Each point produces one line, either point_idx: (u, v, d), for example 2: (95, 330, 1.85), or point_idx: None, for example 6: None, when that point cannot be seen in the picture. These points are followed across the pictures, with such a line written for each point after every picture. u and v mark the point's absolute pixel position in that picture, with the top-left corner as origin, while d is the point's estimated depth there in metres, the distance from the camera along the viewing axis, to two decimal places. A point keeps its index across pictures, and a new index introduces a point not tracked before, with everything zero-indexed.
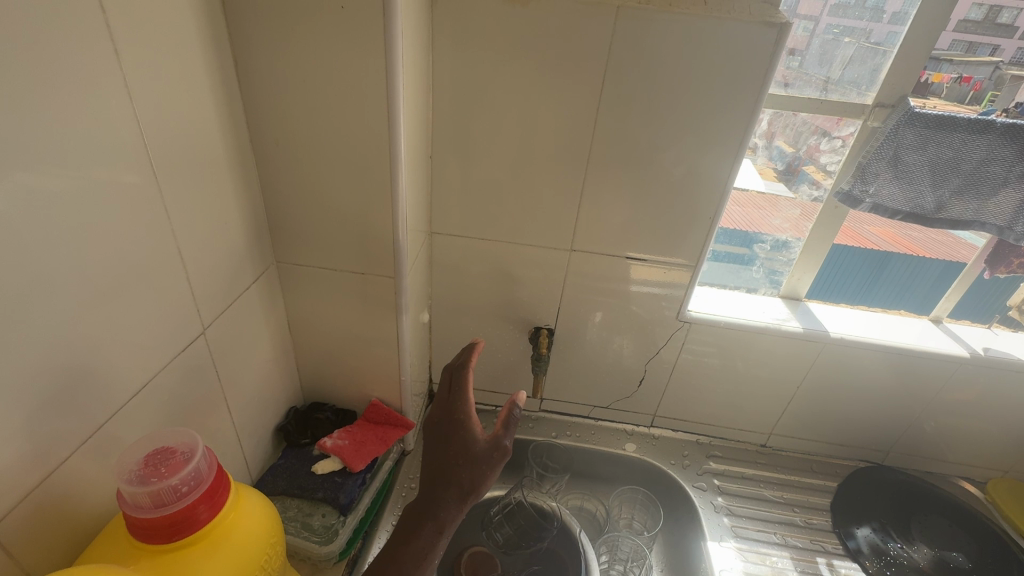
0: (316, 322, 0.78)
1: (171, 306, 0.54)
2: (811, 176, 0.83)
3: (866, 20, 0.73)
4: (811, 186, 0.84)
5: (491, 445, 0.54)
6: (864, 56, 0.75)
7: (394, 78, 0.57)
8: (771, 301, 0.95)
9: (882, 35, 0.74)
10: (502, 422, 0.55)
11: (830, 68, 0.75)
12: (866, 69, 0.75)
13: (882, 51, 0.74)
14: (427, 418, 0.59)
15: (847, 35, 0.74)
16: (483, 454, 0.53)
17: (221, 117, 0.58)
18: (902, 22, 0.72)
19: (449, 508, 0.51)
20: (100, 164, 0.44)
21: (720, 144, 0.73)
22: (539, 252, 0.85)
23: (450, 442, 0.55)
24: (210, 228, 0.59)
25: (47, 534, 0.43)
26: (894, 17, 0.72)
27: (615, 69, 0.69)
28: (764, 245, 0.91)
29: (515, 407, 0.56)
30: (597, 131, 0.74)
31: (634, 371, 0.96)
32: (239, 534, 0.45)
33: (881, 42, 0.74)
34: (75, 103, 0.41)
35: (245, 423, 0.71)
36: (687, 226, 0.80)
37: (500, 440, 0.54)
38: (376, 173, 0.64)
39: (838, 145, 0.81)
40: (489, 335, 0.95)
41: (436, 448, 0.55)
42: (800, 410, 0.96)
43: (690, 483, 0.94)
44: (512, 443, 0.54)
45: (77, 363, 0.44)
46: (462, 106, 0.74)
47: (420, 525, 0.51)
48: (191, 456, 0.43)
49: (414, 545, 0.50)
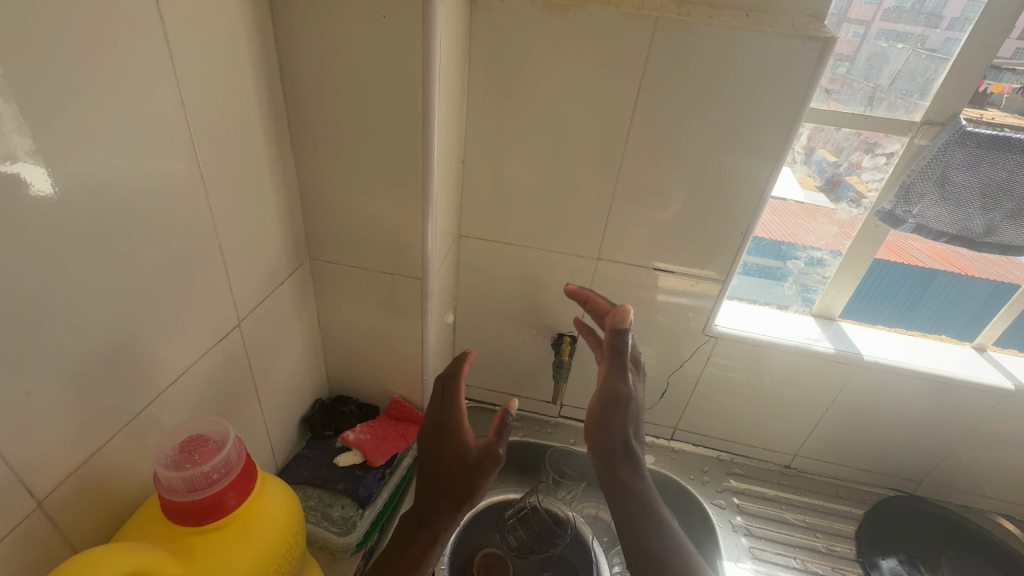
0: (344, 318, 0.80)
1: (211, 297, 0.57)
2: (852, 189, 0.80)
3: (921, 27, 0.70)
4: (851, 202, 0.81)
5: (483, 453, 0.61)
6: (918, 63, 0.71)
7: (431, 83, 0.58)
8: (801, 319, 0.91)
9: (939, 41, 0.70)
10: (494, 431, 0.62)
11: (878, 78, 0.73)
12: (917, 81, 0.72)
13: (936, 58, 0.70)
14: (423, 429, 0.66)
15: (900, 42, 0.71)
16: (476, 462, 0.61)
17: (264, 117, 0.60)
18: (960, 28, 0.68)
19: (445, 512, 0.60)
20: (150, 162, 0.46)
21: (757, 157, 0.72)
22: (566, 258, 0.85)
23: (447, 452, 0.62)
24: (249, 223, 0.61)
25: (90, 510, 0.46)
26: (953, 23, 0.68)
27: (652, 78, 0.68)
28: (797, 261, 0.89)
29: (506, 416, 0.61)
30: (630, 139, 0.73)
31: (656, 382, 0.95)
32: (262, 523, 0.46)
33: (937, 49, 0.70)
34: (128, 105, 0.43)
35: (273, 412, 0.73)
36: (718, 240, 0.79)
37: (492, 448, 0.61)
38: (409, 176, 0.65)
39: (885, 161, 0.77)
40: (512, 339, 0.96)
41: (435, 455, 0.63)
42: (828, 433, 0.93)
43: (709, 499, 0.93)
44: (503, 451, 0.62)
45: (122, 348, 0.47)
46: (496, 112, 0.75)
47: (420, 528, 0.60)
48: (223, 445, 0.45)
49: (418, 543, 0.59)
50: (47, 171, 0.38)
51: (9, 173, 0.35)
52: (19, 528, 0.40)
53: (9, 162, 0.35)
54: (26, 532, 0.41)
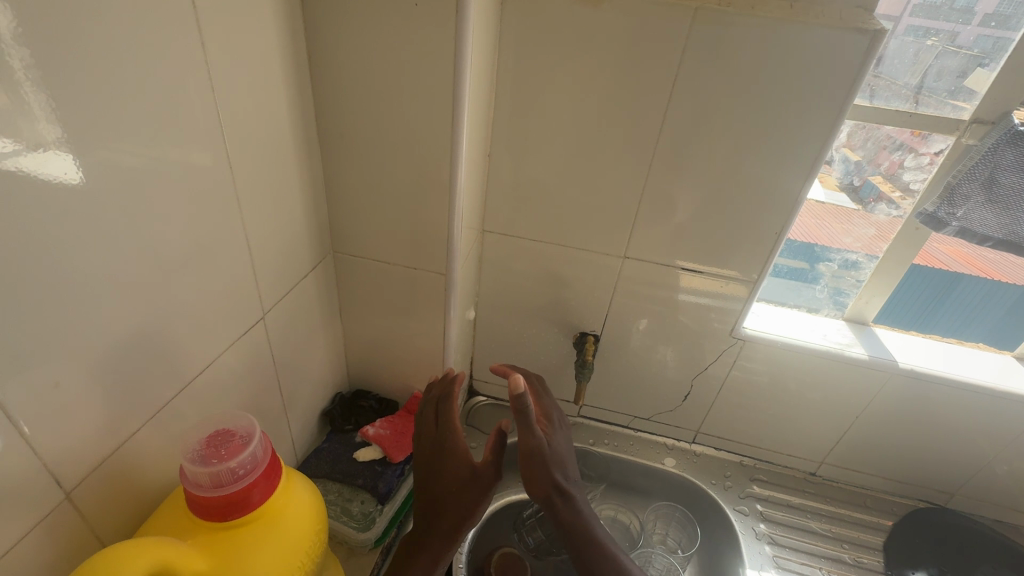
0: (366, 312, 0.80)
1: (236, 289, 0.56)
2: (876, 189, 0.78)
3: (953, 23, 0.68)
4: (869, 202, 0.79)
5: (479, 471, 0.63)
6: (948, 61, 0.69)
7: (461, 74, 0.57)
8: (831, 323, 0.88)
9: (970, 39, 0.68)
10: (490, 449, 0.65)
11: (913, 77, 0.70)
12: (954, 79, 0.69)
13: (967, 56, 0.68)
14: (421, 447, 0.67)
15: (929, 37, 0.69)
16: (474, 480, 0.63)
17: (292, 108, 0.59)
18: (994, 25, 0.66)
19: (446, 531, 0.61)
20: (179, 151, 0.46)
21: (795, 155, 0.69)
22: (591, 256, 0.83)
23: (445, 474, 0.63)
24: (275, 216, 0.60)
25: (117, 503, 0.46)
26: (986, 20, 0.66)
27: (688, 71, 0.66)
28: (830, 264, 0.86)
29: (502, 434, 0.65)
30: (662, 135, 0.71)
31: (679, 384, 0.93)
32: (288, 520, 0.46)
33: (968, 47, 0.68)
34: (159, 94, 0.43)
35: (294, 405, 0.73)
36: (751, 240, 0.77)
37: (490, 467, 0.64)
38: (435, 169, 0.64)
39: (920, 166, 0.75)
40: (533, 336, 0.94)
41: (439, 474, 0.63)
42: (857, 442, 0.91)
43: (731, 505, 0.91)
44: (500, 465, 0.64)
45: (149, 339, 0.46)
46: (524, 105, 0.73)
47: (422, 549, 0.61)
48: (249, 441, 0.44)
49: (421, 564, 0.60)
50: (75, 159, 0.37)
51: (36, 160, 0.35)
52: (47, 519, 0.40)
53: (36, 149, 0.35)
54: (54, 523, 0.41)
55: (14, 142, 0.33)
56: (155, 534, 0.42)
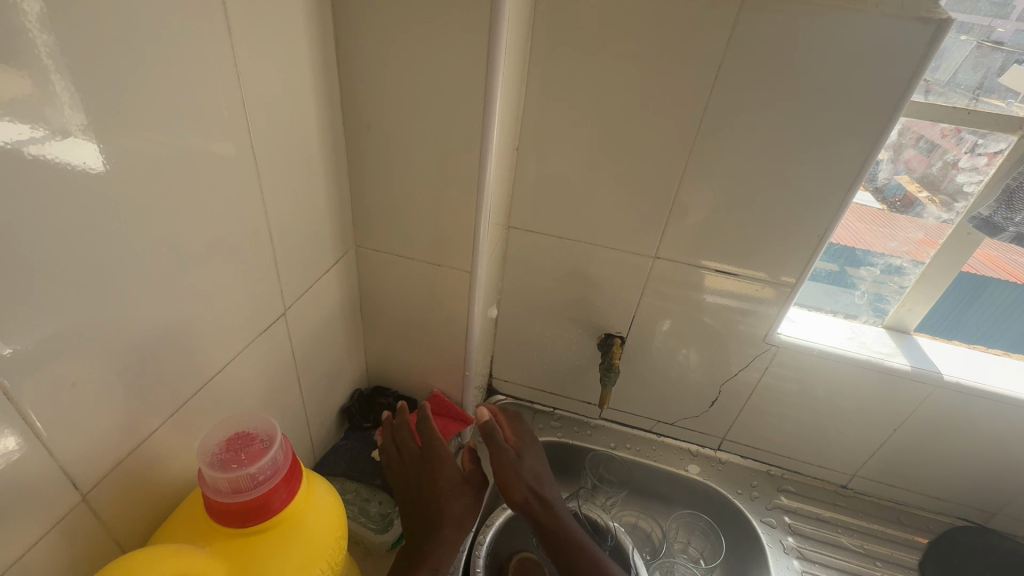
0: (387, 308, 0.78)
1: (258, 284, 0.54)
2: (902, 190, 0.74)
3: (989, 16, 0.63)
4: (898, 203, 0.75)
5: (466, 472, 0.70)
6: (986, 57, 0.65)
7: (495, 61, 0.54)
8: (871, 331, 0.84)
9: (1007, 33, 0.64)
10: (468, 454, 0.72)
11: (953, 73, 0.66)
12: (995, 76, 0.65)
13: (1005, 51, 0.65)
14: (406, 481, 0.70)
15: (965, 33, 0.64)
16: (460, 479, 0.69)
17: (318, 96, 0.57)
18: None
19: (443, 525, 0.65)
20: (204, 140, 0.44)
21: (843, 152, 0.65)
22: (620, 255, 0.80)
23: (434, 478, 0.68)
24: (299, 208, 0.58)
25: (135, 504, 0.45)
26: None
27: (732, 61, 0.62)
28: (872, 268, 0.81)
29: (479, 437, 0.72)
30: (700, 130, 0.68)
31: (707, 390, 0.89)
32: (310, 525, 0.44)
33: (1005, 41, 0.65)
34: (185, 79, 0.41)
35: (313, 402, 0.72)
36: (790, 242, 0.73)
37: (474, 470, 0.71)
38: (464, 162, 0.61)
39: (953, 168, 0.71)
40: (556, 336, 0.92)
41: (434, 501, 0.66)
42: (893, 455, 0.87)
43: (758, 516, 0.88)
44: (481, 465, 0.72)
45: (170, 334, 0.45)
46: (556, 96, 0.70)
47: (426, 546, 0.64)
48: (269, 445, 0.42)
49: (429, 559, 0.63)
50: (99, 146, 0.36)
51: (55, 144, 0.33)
52: (63, 522, 0.39)
53: (56, 133, 0.33)
54: (70, 526, 0.39)
55: (27, 121, 0.31)
56: (174, 540, 0.41)
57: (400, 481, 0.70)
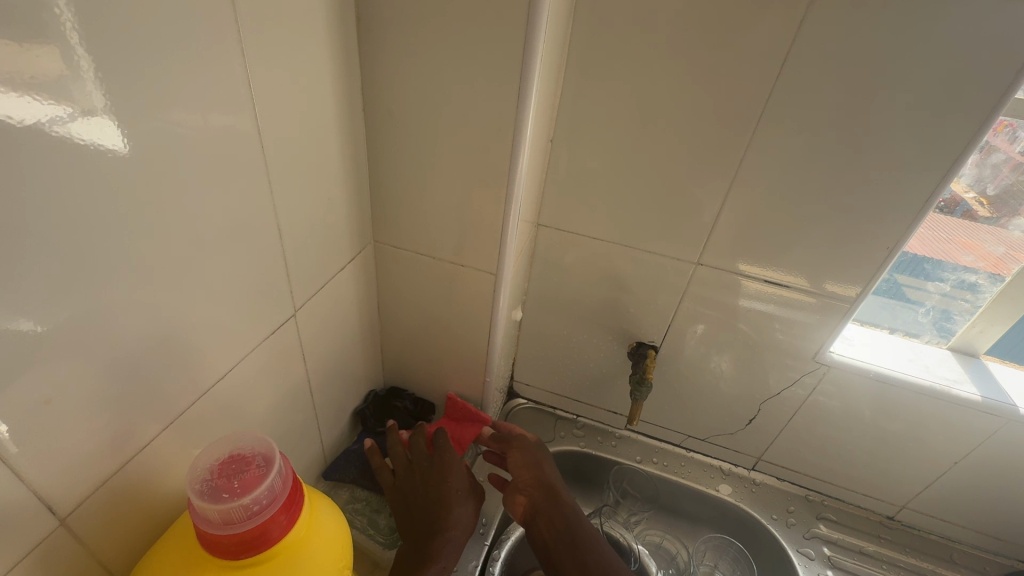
0: (406, 307, 0.74)
1: (267, 282, 0.50)
2: (952, 189, 0.65)
3: None
4: (943, 205, 0.66)
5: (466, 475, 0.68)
6: None
7: (534, 42, 0.49)
8: (933, 352, 0.76)
9: None
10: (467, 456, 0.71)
11: None
12: None
13: None
14: (403, 495, 0.65)
15: None
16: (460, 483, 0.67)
17: (338, 78, 0.52)
18: None
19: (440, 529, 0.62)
20: (210, 125, 0.40)
21: (924, 154, 0.58)
22: (658, 259, 0.73)
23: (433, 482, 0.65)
24: (314, 201, 0.54)
25: (125, 523, 0.42)
26: None
27: (801, 48, 0.55)
28: (942, 284, 0.72)
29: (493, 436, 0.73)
30: (758, 125, 0.61)
31: (745, 408, 0.83)
32: (312, 555, 0.42)
33: None
34: (191, 55, 0.37)
35: (325, 404, 0.68)
36: (852, 253, 0.65)
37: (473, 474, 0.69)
38: (495, 155, 0.56)
39: (1006, 168, 0.63)
40: (583, 342, 0.86)
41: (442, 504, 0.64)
42: (951, 489, 0.79)
43: (794, 546, 0.82)
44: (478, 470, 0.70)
45: (170, 337, 0.41)
46: (597, 84, 0.63)
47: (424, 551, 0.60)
48: (267, 472, 0.40)
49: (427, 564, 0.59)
50: (93, 125, 0.32)
51: (42, 109, 0.29)
52: (43, 546, 0.36)
53: (40, 96, 0.29)
54: (50, 549, 0.36)
55: (4, 88, 0.27)
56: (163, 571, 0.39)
57: (396, 497, 0.66)
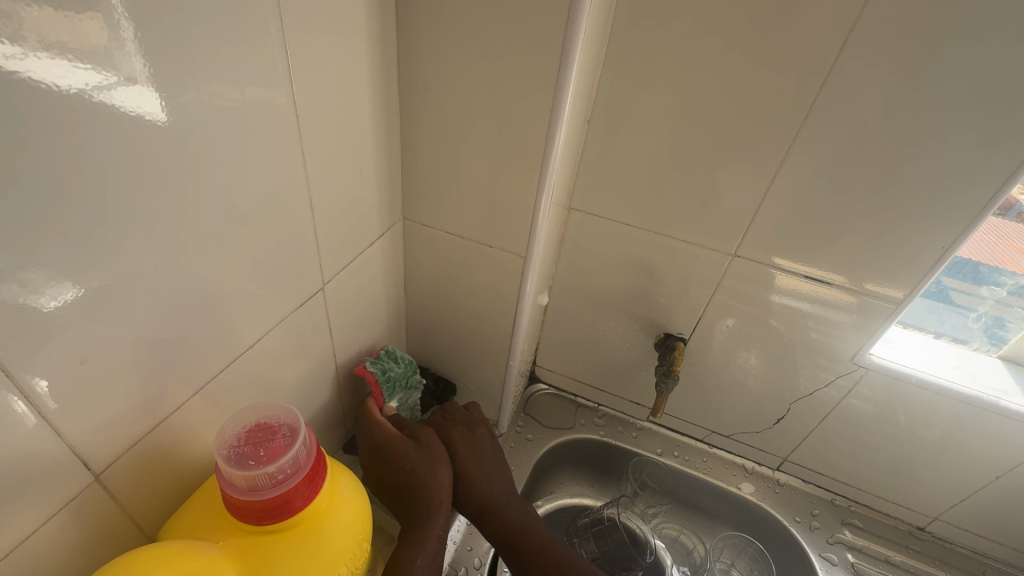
0: (432, 286, 0.73)
1: (297, 256, 0.50)
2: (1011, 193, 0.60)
3: None
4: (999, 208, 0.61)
5: (426, 451, 0.62)
6: None
7: (578, 17, 0.46)
8: (982, 361, 0.72)
9: None
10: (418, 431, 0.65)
11: None
12: None
13: None
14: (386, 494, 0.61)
15: None
16: (420, 460, 0.61)
17: (374, 51, 0.51)
18: None
19: (413, 515, 0.58)
20: (245, 95, 0.39)
21: (993, 150, 0.53)
22: (693, 250, 0.71)
23: (393, 466, 0.61)
24: (346, 176, 0.54)
25: (155, 485, 0.43)
26: None
27: (865, 29, 0.51)
28: (998, 289, 0.67)
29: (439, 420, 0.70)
30: (811, 112, 0.57)
31: (774, 407, 0.80)
32: (332, 526, 0.42)
33: None
34: (229, 23, 0.36)
35: (348, 378, 0.69)
36: (902, 253, 0.62)
37: (432, 447, 0.63)
38: (530, 136, 0.54)
39: None
40: (609, 331, 0.84)
41: (422, 504, 0.58)
42: (989, 505, 0.75)
43: (816, 550, 0.80)
44: (432, 439, 0.64)
45: (201, 307, 0.41)
46: (641, 63, 0.60)
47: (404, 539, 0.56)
48: (292, 442, 0.41)
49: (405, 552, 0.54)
50: (134, 91, 0.32)
51: (80, 72, 0.29)
52: (78, 501, 0.37)
53: (78, 60, 0.29)
54: (85, 505, 0.38)
55: (41, 50, 0.27)
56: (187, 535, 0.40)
57: (384, 496, 0.62)
